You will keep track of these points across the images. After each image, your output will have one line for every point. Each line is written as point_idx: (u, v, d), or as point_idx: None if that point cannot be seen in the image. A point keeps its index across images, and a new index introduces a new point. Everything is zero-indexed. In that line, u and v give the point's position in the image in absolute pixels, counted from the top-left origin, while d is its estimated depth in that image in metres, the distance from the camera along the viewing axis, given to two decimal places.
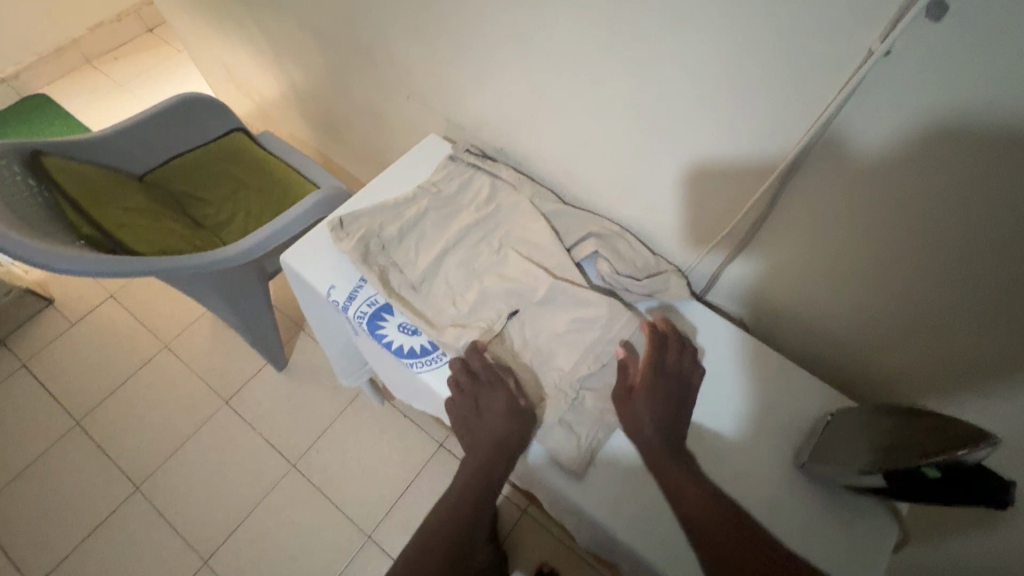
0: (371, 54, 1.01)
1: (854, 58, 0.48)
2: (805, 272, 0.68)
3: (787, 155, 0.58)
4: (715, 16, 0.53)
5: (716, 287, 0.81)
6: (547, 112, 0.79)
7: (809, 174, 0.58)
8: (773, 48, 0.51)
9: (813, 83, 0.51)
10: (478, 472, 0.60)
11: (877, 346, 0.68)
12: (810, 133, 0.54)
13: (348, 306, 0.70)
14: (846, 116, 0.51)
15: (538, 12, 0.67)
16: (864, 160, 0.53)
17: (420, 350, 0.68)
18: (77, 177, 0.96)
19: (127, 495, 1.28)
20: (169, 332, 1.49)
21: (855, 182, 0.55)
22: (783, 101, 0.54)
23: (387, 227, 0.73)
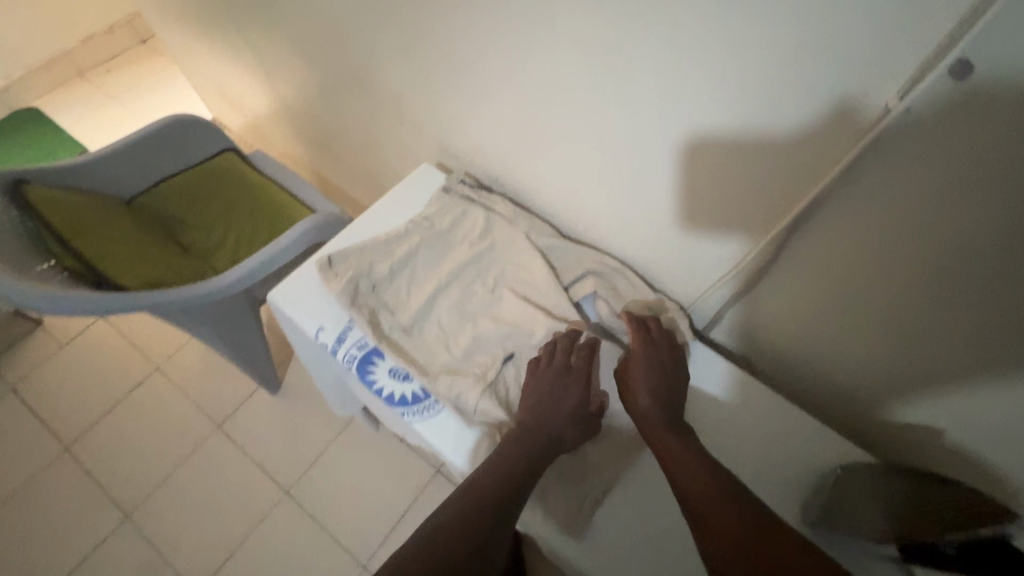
0: (365, 78, 0.98)
1: (871, 114, 0.46)
2: (812, 316, 0.65)
3: (796, 206, 0.55)
4: (721, 59, 0.50)
5: (718, 326, 0.78)
6: (544, 144, 0.76)
7: (819, 225, 0.56)
8: (782, 97, 0.49)
9: (827, 132, 0.49)
10: (521, 457, 0.55)
11: (890, 392, 0.65)
12: (821, 186, 0.52)
13: (337, 349, 0.67)
14: (861, 169, 0.49)
15: (535, 47, 0.64)
16: (878, 213, 0.51)
17: (412, 399, 0.65)
18: (60, 205, 0.94)
19: (117, 524, 1.25)
20: (161, 354, 1.46)
21: (867, 233, 0.53)
22: (790, 149, 0.52)
23: (378, 266, 0.71)
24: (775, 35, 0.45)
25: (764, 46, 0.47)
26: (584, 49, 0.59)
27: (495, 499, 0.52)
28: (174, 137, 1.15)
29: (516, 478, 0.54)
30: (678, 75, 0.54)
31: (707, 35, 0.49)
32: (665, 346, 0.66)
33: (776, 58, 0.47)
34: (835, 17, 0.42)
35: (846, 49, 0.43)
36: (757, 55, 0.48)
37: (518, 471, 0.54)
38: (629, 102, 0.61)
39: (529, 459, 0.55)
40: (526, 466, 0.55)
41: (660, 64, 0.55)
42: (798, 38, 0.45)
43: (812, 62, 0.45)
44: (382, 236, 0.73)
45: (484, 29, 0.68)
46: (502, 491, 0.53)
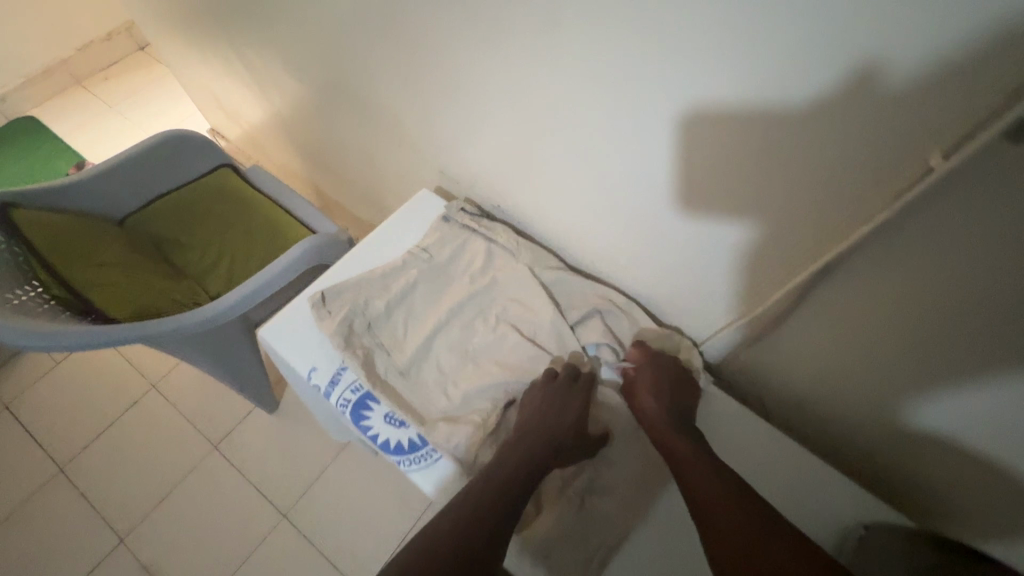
0: (363, 98, 0.96)
1: (910, 172, 0.43)
2: (836, 364, 0.62)
3: (824, 256, 0.53)
4: (742, 102, 0.47)
5: (733, 364, 0.76)
6: (550, 173, 0.73)
7: (849, 276, 0.53)
8: (807, 142, 0.46)
9: (858, 178, 0.46)
10: (523, 465, 0.56)
11: (919, 448, 0.61)
12: (853, 239, 0.49)
13: (330, 392, 0.65)
14: (899, 223, 0.46)
15: (542, 79, 0.61)
16: (915, 269, 0.48)
17: (409, 446, 0.63)
18: (51, 229, 0.91)
19: (111, 548, 1.22)
20: (157, 371, 1.44)
21: (898, 288, 0.50)
22: (813, 198, 0.50)
23: (375, 302, 0.69)
24: (802, 84, 0.43)
25: (786, 96, 0.44)
26: (592, 87, 0.57)
27: (495, 502, 0.52)
28: (169, 155, 1.13)
29: (518, 484, 0.54)
30: (692, 118, 0.52)
31: (727, 78, 0.46)
32: (670, 364, 0.67)
33: (801, 106, 0.44)
34: (864, 72, 0.39)
35: (876, 105, 0.41)
36: (779, 104, 0.45)
37: (519, 478, 0.55)
38: (639, 142, 0.58)
39: (531, 466, 0.56)
40: (528, 473, 0.55)
41: (670, 105, 0.52)
42: (824, 90, 0.42)
43: (838, 115, 0.43)
44: (379, 269, 0.71)
45: (485, 60, 0.66)
46: (503, 496, 0.53)
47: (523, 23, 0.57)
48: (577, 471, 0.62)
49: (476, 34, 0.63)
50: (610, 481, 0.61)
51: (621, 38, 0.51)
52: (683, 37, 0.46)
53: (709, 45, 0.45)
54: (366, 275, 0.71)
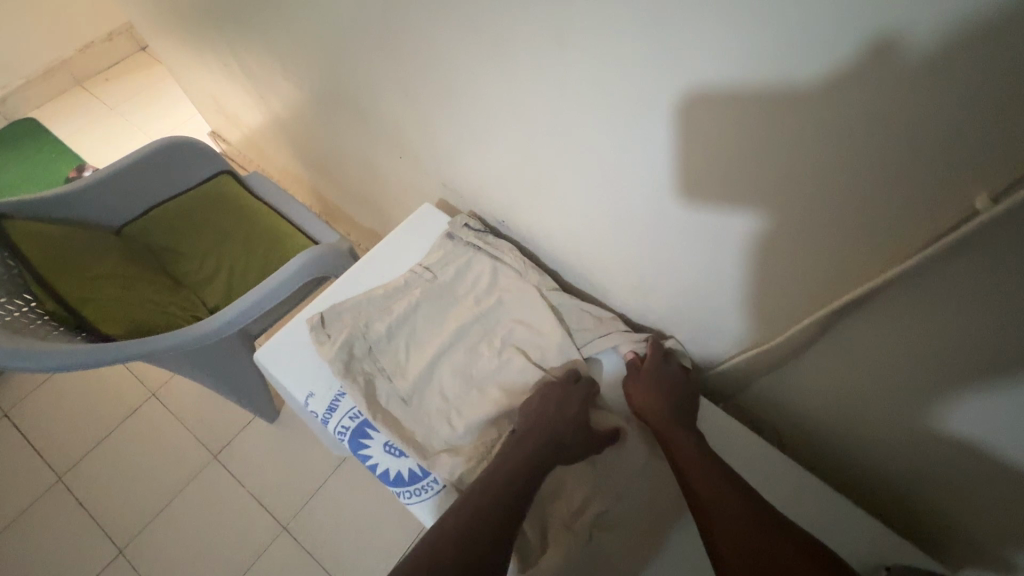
0: (365, 108, 0.95)
1: (943, 216, 0.41)
2: (860, 392, 0.60)
3: (850, 292, 0.52)
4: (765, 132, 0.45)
5: (747, 391, 0.74)
6: (559, 192, 0.72)
7: (879, 312, 0.52)
8: (837, 175, 0.44)
9: (891, 215, 0.44)
10: (526, 465, 0.59)
11: (948, 481, 0.59)
12: (882, 279, 0.47)
13: (328, 420, 0.68)
14: (938, 263, 0.44)
15: (554, 99, 0.60)
16: (953, 307, 0.46)
17: (409, 477, 0.65)
18: (45, 241, 0.90)
19: (110, 559, 1.20)
20: (157, 379, 1.42)
21: (931, 325, 0.48)
22: (835, 232, 0.48)
23: (374, 326, 0.72)
24: (835, 117, 0.41)
25: (808, 131, 0.43)
26: (602, 110, 0.56)
27: (499, 502, 0.56)
28: (167, 163, 1.11)
29: (519, 490, 0.57)
30: (706, 149, 0.50)
31: (751, 107, 0.44)
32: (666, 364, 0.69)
33: (831, 140, 0.42)
34: (898, 114, 0.38)
35: (905, 146, 0.39)
36: (802, 138, 0.43)
37: (522, 477, 0.58)
38: (650, 166, 0.57)
39: (533, 466, 0.59)
40: (530, 473, 0.59)
41: (682, 134, 0.51)
42: (856, 128, 0.40)
43: (864, 153, 0.41)
44: (381, 290, 0.74)
45: (491, 78, 0.64)
46: (507, 494, 0.57)
47: (529, 42, 0.56)
48: (585, 503, 0.61)
49: (482, 53, 0.62)
50: (617, 517, 0.61)
51: (633, 64, 0.49)
52: (701, 65, 0.45)
53: (727, 76, 0.44)
54: (368, 295, 0.74)
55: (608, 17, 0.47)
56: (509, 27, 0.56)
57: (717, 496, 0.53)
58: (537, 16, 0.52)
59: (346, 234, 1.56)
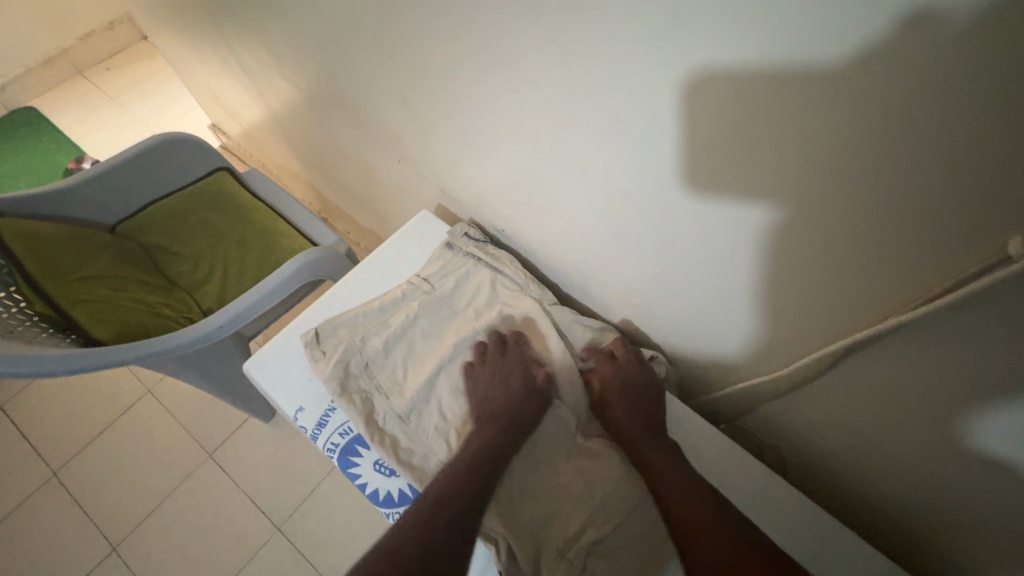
0: (366, 110, 0.93)
1: (975, 256, 0.39)
2: (869, 426, 0.59)
3: (872, 324, 0.50)
4: (780, 157, 0.44)
5: (752, 415, 0.73)
6: (564, 204, 0.71)
7: (897, 347, 0.49)
8: (856, 206, 0.43)
9: (913, 251, 0.42)
10: (485, 449, 0.62)
11: (960, 525, 0.57)
12: (909, 314, 0.45)
13: (318, 436, 0.68)
14: (959, 306, 0.42)
15: (560, 113, 0.59)
16: (975, 350, 0.44)
17: (399, 498, 0.65)
18: (34, 240, 0.88)
19: (103, 557, 1.20)
20: (153, 376, 1.41)
21: (952, 368, 0.47)
22: (856, 262, 0.47)
23: (371, 341, 0.71)
24: (853, 148, 0.39)
25: (831, 159, 0.41)
26: (610, 127, 0.55)
27: (463, 489, 0.58)
28: (164, 160, 1.09)
29: (489, 469, 0.60)
30: (720, 172, 0.49)
31: (763, 130, 0.43)
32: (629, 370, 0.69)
33: (850, 169, 0.41)
34: (921, 150, 0.36)
35: (939, 182, 0.37)
36: (826, 166, 0.42)
37: (488, 453, 0.62)
38: (661, 183, 0.56)
39: (492, 449, 0.62)
40: (491, 457, 0.61)
41: (694, 154, 0.50)
42: (876, 161, 0.39)
43: (888, 189, 0.40)
44: (379, 301, 0.74)
45: (498, 89, 0.63)
46: (471, 480, 0.59)
47: (538, 54, 0.54)
48: (581, 531, 0.60)
49: (488, 63, 0.61)
50: (612, 545, 0.59)
51: (647, 82, 0.47)
52: (717, 89, 0.43)
53: (747, 100, 0.42)
54: (365, 310, 0.74)
55: (622, 32, 0.45)
56: (516, 37, 0.54)
57: (683, 501, 0.56)
58: (547, 29, 0.51)
59: (344, 233, 1.54)
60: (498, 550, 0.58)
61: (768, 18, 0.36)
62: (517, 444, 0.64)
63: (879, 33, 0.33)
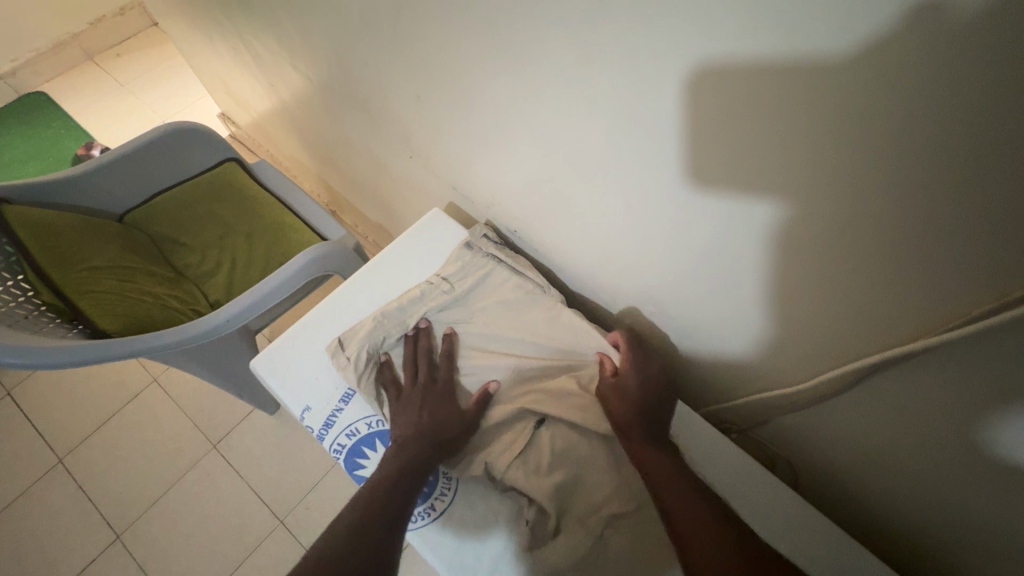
0: (379, 106, 0.92)
1: (1016, 279, 0.37)
2: (890, 445, 0.57)
3: (902, 343, 0.48)
4: (811, 168, 0.42)
5: (767, 429, 0.72)
6: (579, 206, 0.70)
7: (929, 369, 0.47)
8: (888, 221, 0.41)
9: (949, 271, 0.40)
10: (411, 458, 0.61)
11: (981, 551, 0.55)
12: (946, 335, 0.43)
13: (325, 436, 0.69)
14: (995, 330, 0.40)
15: (577, 113, 0.57)
16: (1008, 375, 0.42)
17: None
18: (43, 230, 0.88)
19: (107, 544, 1.20)
20: (159, 365, 1.42)
21: (980, 392, 0.45)
22: (890, 277, 0.44)
23: (389, 337, 0.73)
24: (889, 164, 0.38)
25: (868, 173, 0.39)
26: (630, 131, 0.53)
27: (388, 496, 0.57)
28: (172, 150, 1.08)
29: (408, 477, 0.59)
30: (743, 179, 0.47)
31: (790, 140, 0.41)
32: (656, 365, 0.68)
33: (882, 184, 0.39)
34: (960, 168, 0.34)
35: (988, 202, 0.35)
36: (868, 178, 0.39)
37: (411, 462, 0.61)
38: (680, 188, 0.54)
39: (418, 456, 0.61)
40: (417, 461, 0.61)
41: (715, 160, 0.48)
42: (910, 176, 0.37)
43: (925, 207, 0.38)
44: (396, 303, 0.74)
45: (517, 88, 0.61)
46: (396, 486, 0.58)
47: (556, 53, 0.52)
48: (603, 503, 0.61)
49: (507, 63, 0.59)
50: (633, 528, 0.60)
51: (678, 84, 0.45)
52: (743, 95, 0.41)
53: (785, 107, 0.40)
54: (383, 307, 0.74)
55: (652, 33, 0.43)
56: (533, 35, 0.53)
57: (701, 533, 0.53)
58: (571, 28, 0.49)
59: (353, 226, 1.53)
60: (530, 505, 0.61)
61: (804, 25, 0.35)
62: (437, 454, 0.63)
63: (919, 45, 0.31)
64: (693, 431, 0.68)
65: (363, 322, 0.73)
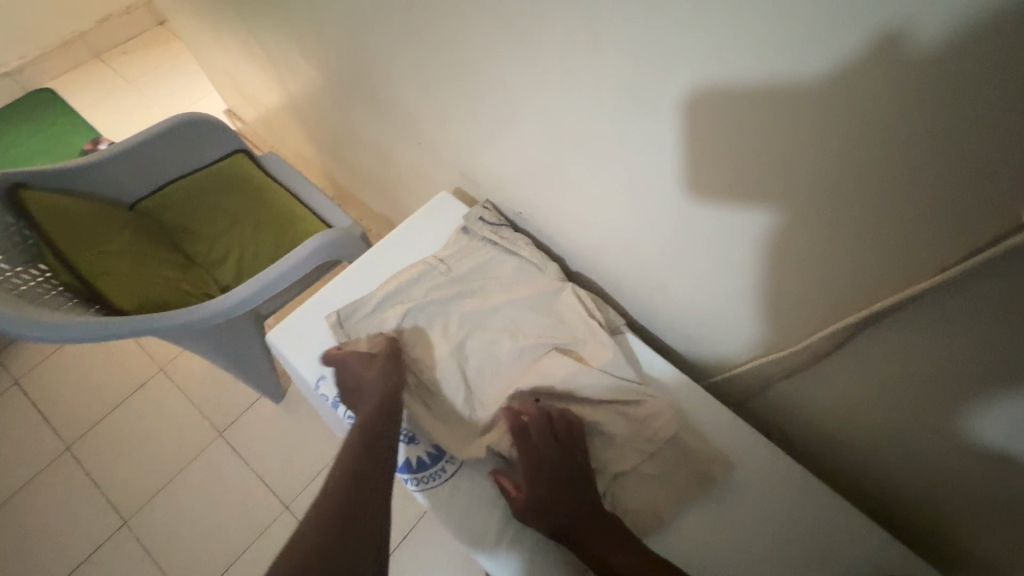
0: (383, 96, 0.94)
1: (972, 234, 0.40)
2: (871, 404, 0.59)
3: (873, 301, 0.50)
4: (786, 139, 0.44)
5: (754, 394, 0.74)
6: (571, 186, 0.72)
7: (902, 324, 0.50)
8: (855, 189, 0.43)
9: (912, 235, 0.43)
10: (364, 453, 0.58)
11: (959, 500, 0.58)
12: (916, 289, 0.45)
13: (337, 405, 0.72)
14: (966, 284, 0.43)
15: (568, 92, 0.59)
16: (969, 328, 0.45)
17: (418, 464, 0.67)
18: (62, 215, 0.90)
19: (115, 530, 1.22)
20: (165, 355, 1.43)
21: (947, 343, 0.48)
22: (860, 240, 0.47)
23: (388, 319, 0.74)
24: (854, 132, 0.40)
25: (835, 143, 0.42)
26: (618, 110, 0.55)
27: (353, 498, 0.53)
28: (183, 141, 1.11)
29: (369, 472, 0.56)
30: (723, 151, 0.50)
31: (765, 112, 0.44)
32: (550, 439, 0.62)
33: (848, 153, 0.42)
34: (910, 131, 0.38)
35: (943, 160, 0.37)
36: (833, 150, 0.42)
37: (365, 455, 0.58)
38: (666, 165, 0.56)
39: (370, 450, 0.59)
40: (369, 466, 0.57)
41: (698, 136, 0.51)
42: (872, 134, 0.39)
43: (888, 171, 0.41)
44: (394, 283, 0.76)
45: (513, 74, 0.64)
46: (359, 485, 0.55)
47: (550, 34, 0.55)
48: (606, 463, 0.64)
49: (502, 45, 0.61)
50: (627, 492, 0.63)
51: (660, 62, 0.48)
52: (721, 69, 0.44)
53: (759, 84, 0.43)
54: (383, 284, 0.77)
55: (639, 13, 0.46)
56: (527, 15, 0.55)
57: None
58: (562, 14, 0.52)
59: (357, 218, 1.56)
60: None
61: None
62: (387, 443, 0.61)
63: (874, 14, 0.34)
64: (697, 399, 0.70)
65: (366, 297, 0.76)
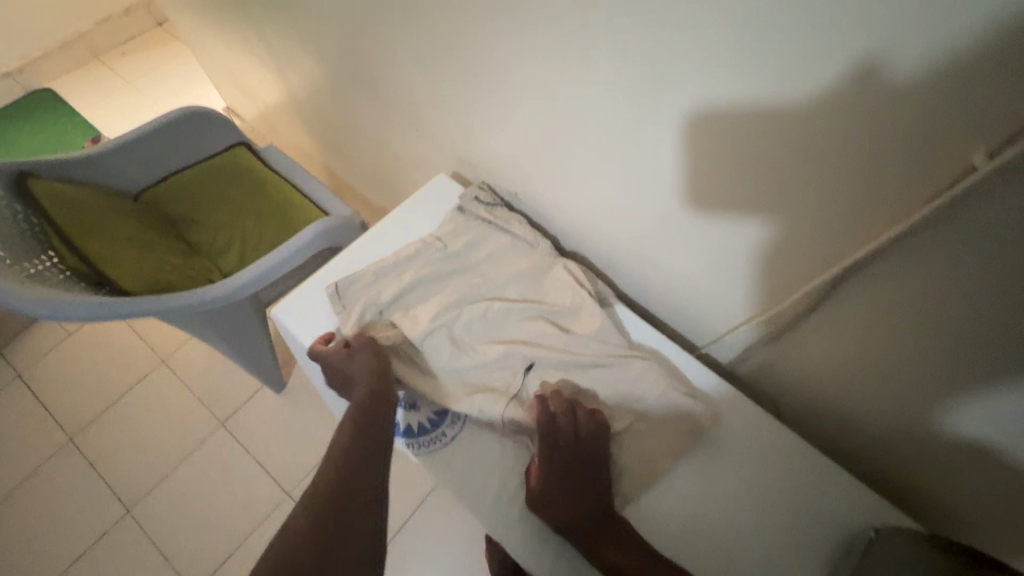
0: (379, 87, 0.97)
1: (930, 186, 0.42)
2: (849, 364, 0.62)
3: (842, 262, 0.52)
4: (757, 104, 0.47)
5: (740, 363, 0.76)
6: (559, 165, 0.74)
7: (870, 281, 0.52)
8: (821, 149, 0.46)
9: (876, 192, 0.46)
10: (358, 437, 0.59)
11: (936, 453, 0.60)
12: (882, 243, 0.47)
13: None
14: (927, 236, 0.45)
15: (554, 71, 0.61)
16: (932, 280, 0.47)
17: (420, 430, 0.70)
18: (67, 204, 0.92)
19: (117, 519, 1.23)
20: (165, 348, 1.45)
21: (913, 296, 0.50)
22: (829, 200, 0.49)
23: (383, 293, 0.77)
24: (818, 93, 0.43)
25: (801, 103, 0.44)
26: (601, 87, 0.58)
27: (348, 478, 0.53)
28: (182, 133, 1.13)
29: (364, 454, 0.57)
30: (700, 117, 0.52)
31: (737, 79, 0.46)
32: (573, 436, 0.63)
33: (814, 114, 0.44)
34: (866, 88, 0.40)
35: (898, 111, 0.40)
36: (800, 111, 0.45)
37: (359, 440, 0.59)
38: (647, 138, 0.58)
39: (364, 434, 0.59)
40: (363, 450, 0.58)
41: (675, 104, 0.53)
42: (833, 92, 0.42)
43: (850, 128, 0.43)
44: (391, 260, 0.79)
45: (497, 55, 0.66)
46: (354, 466, 0.55)
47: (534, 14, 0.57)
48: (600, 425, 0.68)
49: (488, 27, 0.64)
50: (617, 456, 0.66)
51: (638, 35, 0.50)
52: (694, 38, 0.47)
53: (728, 49, 0.45)
54: (380, 260, 0.79)
55: None
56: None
57: None
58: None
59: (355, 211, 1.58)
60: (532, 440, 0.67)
61: None
62: (381, 428, 0.61)
63: None
64: (686, 368, 0.72)
65: (364, 272, 0.78)
